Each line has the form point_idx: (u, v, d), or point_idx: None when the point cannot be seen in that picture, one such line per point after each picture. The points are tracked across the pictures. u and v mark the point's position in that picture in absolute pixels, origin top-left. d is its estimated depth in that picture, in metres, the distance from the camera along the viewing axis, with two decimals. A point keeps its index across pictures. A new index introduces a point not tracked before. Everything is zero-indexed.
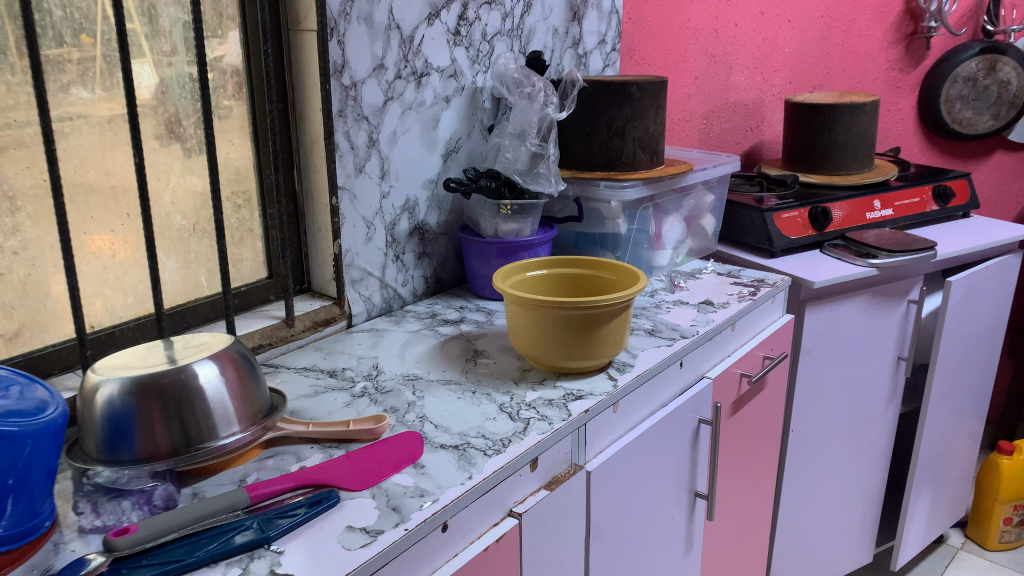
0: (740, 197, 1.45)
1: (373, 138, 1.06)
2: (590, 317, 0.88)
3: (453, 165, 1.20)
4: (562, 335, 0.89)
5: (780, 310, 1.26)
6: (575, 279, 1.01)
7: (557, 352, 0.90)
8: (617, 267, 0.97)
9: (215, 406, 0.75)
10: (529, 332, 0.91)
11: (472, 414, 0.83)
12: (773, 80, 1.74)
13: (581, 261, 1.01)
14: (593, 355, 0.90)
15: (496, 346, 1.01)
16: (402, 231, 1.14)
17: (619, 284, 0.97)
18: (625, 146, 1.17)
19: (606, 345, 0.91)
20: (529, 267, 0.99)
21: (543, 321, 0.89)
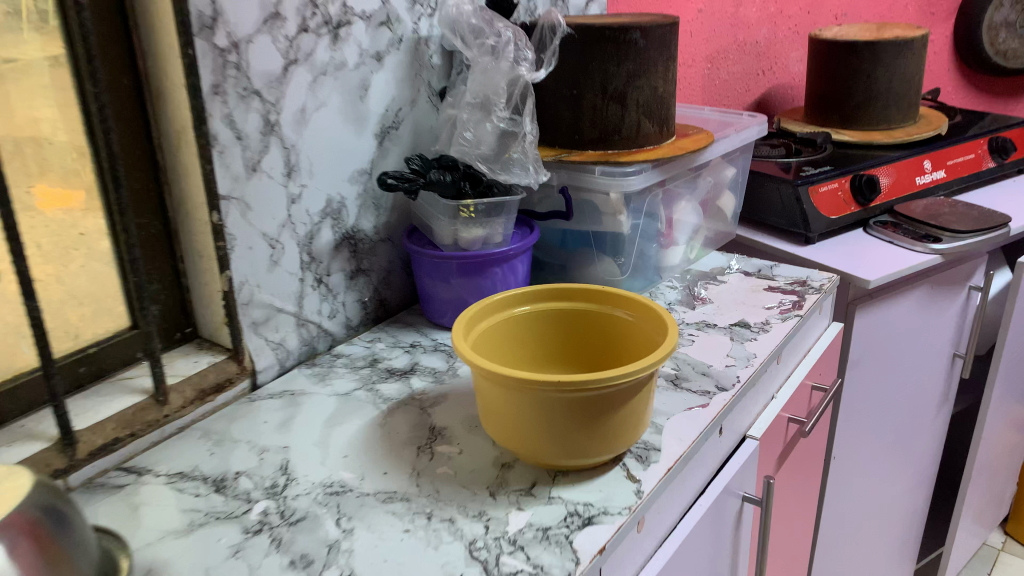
0: (764, 165, 1.15)
1: (271, 122, 0.74)
2: (605, 396, 0.58)
3: (392, 148, 0.88)
4: (562, 422, 0.59)
5: (828, 318, 0.98)
6: (569, 316, 0.72)
7: (554, 447, 0.60)
8: (631, 302, 0.68)
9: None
10: (511, 416, 0.61)
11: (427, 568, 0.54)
12: (789, 11, 1.42)
13: (577, 292, 0.71)
14: (607, 447, 0.61)
15: (461, 418, 0.71)
16: (324, 245, 0.82)
17: (636, 326, 0.68)
18: (626, 114, 0.85)
19: (625, 429, 0.61)
20: (503, 304, 0.69)
21: (532, 403, 0.59)
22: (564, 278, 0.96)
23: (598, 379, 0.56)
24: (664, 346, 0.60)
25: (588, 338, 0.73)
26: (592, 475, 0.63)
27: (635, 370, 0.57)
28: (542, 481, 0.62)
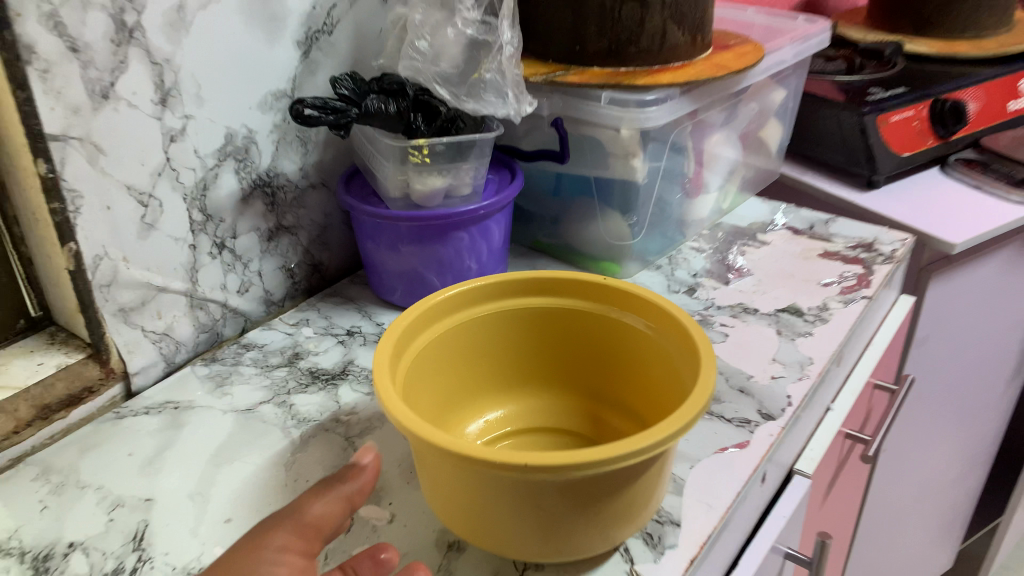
0: (818, 84, 0.90)
1: (126, 24, 0.50)
2: (601, 480, 0.38)
3: (322, 62, 0.64)
4: (530, 513, 0.39)
5: (898, 292, 0.76)
6: (555, 318, 0.55)
7: (518, 540, 0.40)
8: (646, 306, 0.51)
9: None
10: (456, 493, 0.40)
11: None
12: None
13: (568, 285, 0.54)
14: (599, 540, 0.41)
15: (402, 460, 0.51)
16: (224, 198, 0.60)
17: (653, 339, 0.51)
18: (648, 18, 0.61)
19: (628, 517, 0.41)
20: (465, 300, 0.52)
21: (485, 484, 0.38)
22: (557, 236, 0.74)
23: (588, 464, 0.36)
24: (696, 400, 0.40)
25: (580, 344, 0.56)
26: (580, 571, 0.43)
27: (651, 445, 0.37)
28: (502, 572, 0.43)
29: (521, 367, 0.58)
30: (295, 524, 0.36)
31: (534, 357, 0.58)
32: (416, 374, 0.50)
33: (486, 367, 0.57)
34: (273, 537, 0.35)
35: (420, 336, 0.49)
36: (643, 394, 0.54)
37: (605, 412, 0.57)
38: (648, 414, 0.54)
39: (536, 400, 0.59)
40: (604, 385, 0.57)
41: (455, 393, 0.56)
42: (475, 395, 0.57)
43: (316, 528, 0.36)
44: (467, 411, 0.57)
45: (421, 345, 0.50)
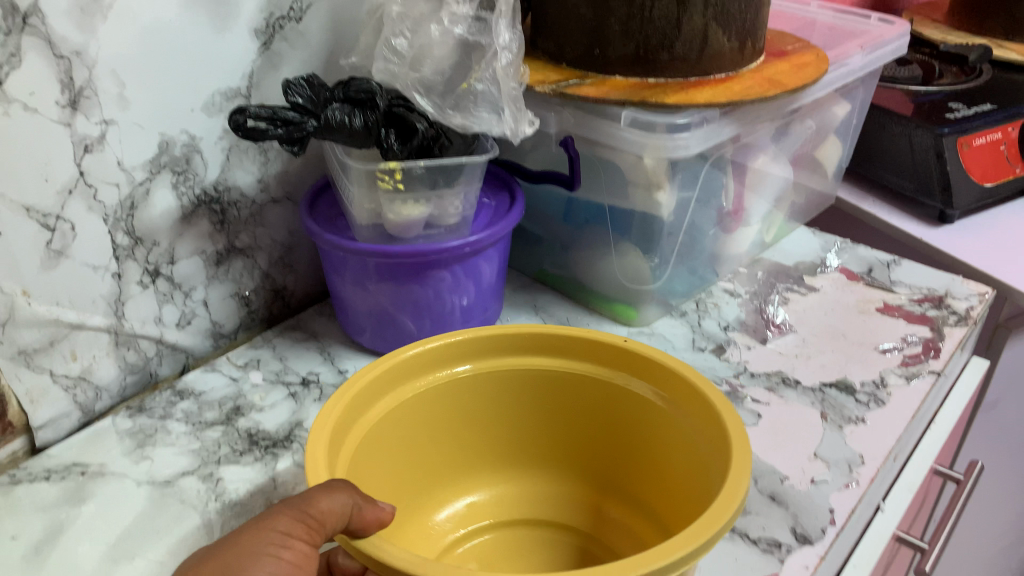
0: (887, 95, 0.77)
1: (20, 8, 0.40)
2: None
3: (287, 54, 0.53)
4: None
5: (970, 355, 0.63)
6: (562, 383, 0.48)
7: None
8: (663, 375, 0.43)
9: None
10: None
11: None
12: None
13: (581, 349, 0.47)
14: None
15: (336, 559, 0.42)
16: (158, 216, 0.50)
17: (671, 414, 0.43)
18: (686, 19, 0.50)
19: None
20: (449, 356, 0.46)
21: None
22: (566, 268, 0.63)
23: None
24: (708, 518, 0.31)
25: (594, 423, 0.49)
26: None
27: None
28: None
29: (525, 437, 0.50)
30: (305, 510, 0.30)
31: (541, 429, 0.50)
32: (383, 434, 0.44)
33: (482, 434, 0.50)
34: (275, 522, 0.30)
35: (388, 395, 0.44)
36: (663, 482, 0.46)
37: (617, 510, 0.49)
38: (664, 508, 0.46)
39: (545, 480, 0.51)
40: (621, 471, 0.49)
41: (441, 460, 0.49)
42: (469, 464, 0.50)
43: (321, 523, 0.30)
44: (457, 482, 0.50)
45: (389, 406, 0.44)
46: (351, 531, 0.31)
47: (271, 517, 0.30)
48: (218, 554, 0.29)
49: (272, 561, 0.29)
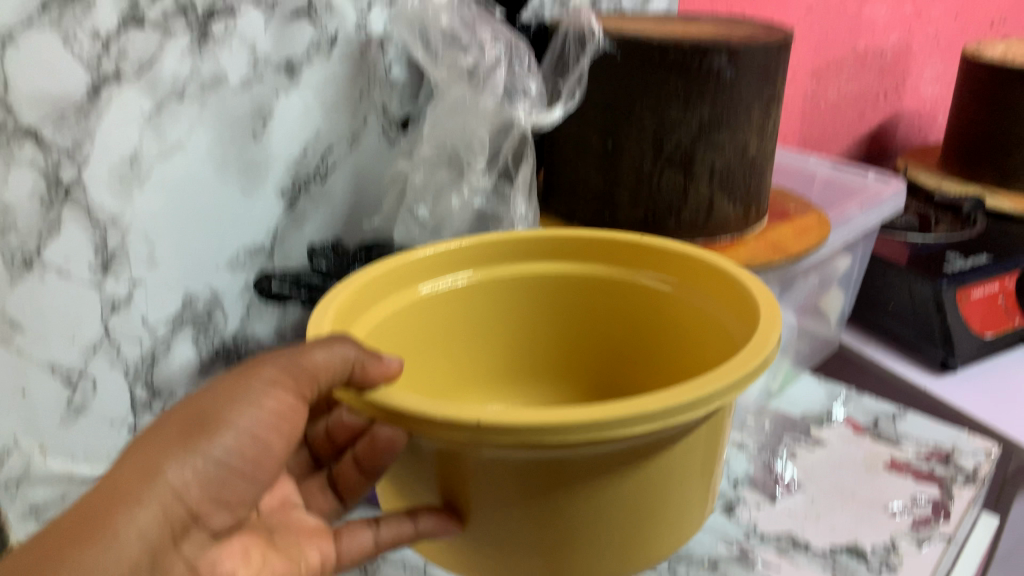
0: (886, 245, 0.79)
1: (62, 180, 0.43)
2: (603, 459, 0.34)
3: (311, 213, 0.55)
4: (510, 492, 0.35)
5: (980, 513, 0.63)
6: (570, 284, 0.50)
7: (488, 552, 0.38)
8: (677, 264, 0.47)
9: (140, 545, 0.30)
10: (403, 495, 0.40)
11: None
12: (931, 13, 1.03)
13: (584, 252, 0.50)
14: (592, 553, 0.38)
15: (325, 478, 0.46)
16: (177, 369, 0.51)
17: (683, 294, 0.47)
18: (692, 189, 0.53)
19: (633, 512, 0.37)
20: (455, 262, 0.48)
21: (453, 465, 0.35)
22: None
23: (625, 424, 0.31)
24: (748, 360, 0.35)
25: (591, 326, 0.52)
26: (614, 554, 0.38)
27: (680, 407, 0.32)
28: (407, 522, 0.38)
29: (526, 350, 0.52)
30: (293, 363, 0.34)
31: (544, 338, 0.52)
32: (394, 337, 0.45)
33: (487, 350, 0.51)
34: (264, 371, 0.35)
35: (394, 297, 0.45)
36: (669, 371, 0.49)
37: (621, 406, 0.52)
38: None
39: (548, 392, 0.53)
40: (620, 369, 0.52)
41: (448, 376, 0.50)
42: (474, 387, 0.51)
43: (314, 372, 0.34)
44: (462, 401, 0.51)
45: (395, 310, 0.45)
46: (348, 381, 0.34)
47: (255, 369, 0.35)
48: (202, 398, 0.34)
49: (254, 409, 0.34)
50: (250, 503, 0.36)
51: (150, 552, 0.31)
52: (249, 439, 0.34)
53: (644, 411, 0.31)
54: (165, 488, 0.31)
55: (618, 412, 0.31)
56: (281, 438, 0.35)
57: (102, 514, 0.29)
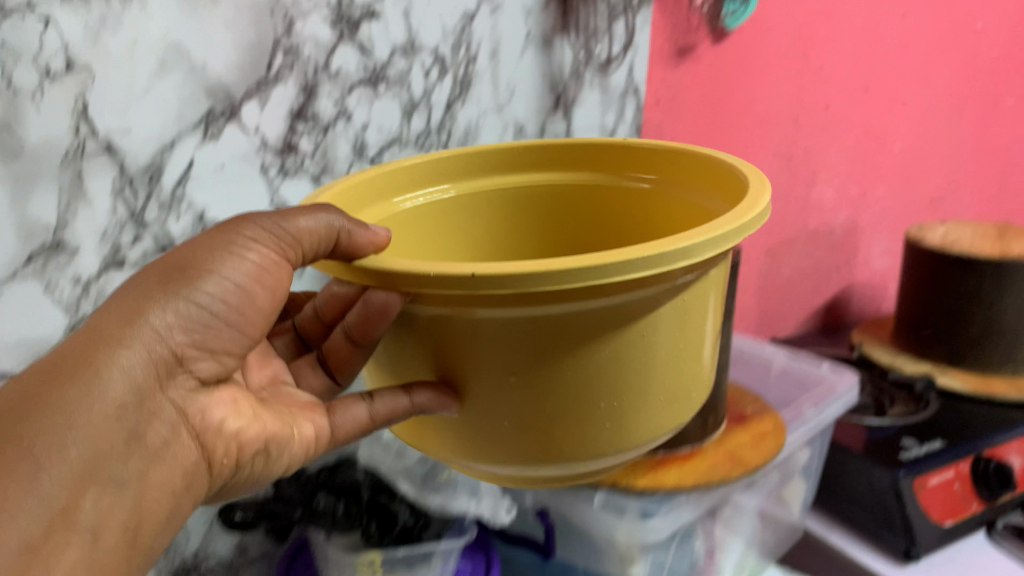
0: (842, 430, 0.82)
1: None
2: (607, 314, 0.32)
3: None
4: (512, 358, 0.33)
5: None
6: (548, 199, 0.52)
7: (478, 441, 0.37)
8: (663, 160, 0.48)
9: (121, 386, 0.33)
10: (395, 373, 0.38)
11: (30, 502, 0.30)
12: (875, 193, 1.09)
13: (576, 154, 0.51)
14: (598, 433, 0.36)
15: (314, 357, 0.46)
16: None
17: (670, 195, 0.48)
18: None
19: (637, 383, 0.36)
20: (444, 174, 0.49)
21: (450, 340, 0.34)
22: None
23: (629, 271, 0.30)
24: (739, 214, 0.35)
25: (588, 232, 0.53)
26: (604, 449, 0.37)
27: (685, 249, 0.31)
28: (402, 397, 0.35)
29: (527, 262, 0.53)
30: (274, 233, 0.36)
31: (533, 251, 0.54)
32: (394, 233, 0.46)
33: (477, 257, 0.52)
34: (246, 229, 0.37)
35: (388, 202, 0.46)
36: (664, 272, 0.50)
37: None
38: None
39: None
40: None
41: None
42: None
43: (298, 238, 0.35)
44: None
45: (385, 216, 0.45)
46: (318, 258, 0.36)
47: (238, 230, 0.36)
48: (186, 251, 0.36)
49: (239, 259, 0.36)
50: (238, 356, 0.38)
51: (133, 394, 0.34)
52: (234, 291, 0.36)
53: (643, 256, 0.30)
54: (146, 332, 0.34)
55: (623, 256, 0.30)
56: (262, 298, 0.37)
57: (82, 357, 0.32)
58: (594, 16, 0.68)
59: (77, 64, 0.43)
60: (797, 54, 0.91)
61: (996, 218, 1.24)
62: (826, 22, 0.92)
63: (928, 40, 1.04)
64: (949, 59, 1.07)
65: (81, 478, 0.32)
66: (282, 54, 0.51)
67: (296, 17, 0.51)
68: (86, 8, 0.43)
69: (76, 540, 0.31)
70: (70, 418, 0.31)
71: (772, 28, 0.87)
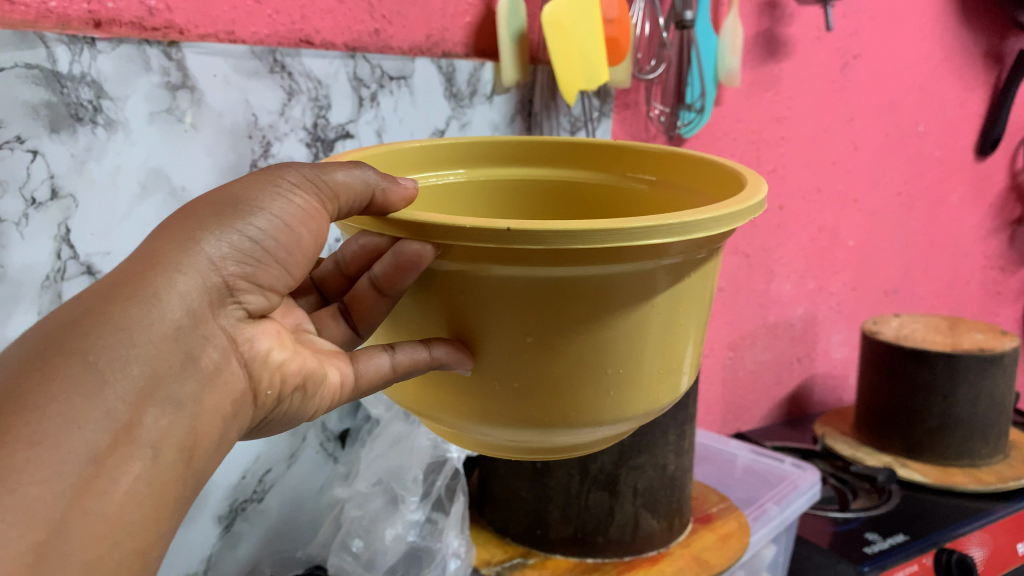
0: (807, 524, 0.84)
1: None
2: (622, 282, 0.31)
3: (246, 531, 0.60)
4: (526, 319, 0.32)
5: None
6: (555, 194, 0.48)
7: (473, 412, 0.36)
8: (661, 160, 0.45)
9: (180, 309, 0.30)
10: (413, 328, 0.35)
11: (94, 413, 0.28)
12: (831, 287, 1.13)
13: (576, 152, 0.47)
14: (602, 405, 0.35)
15: (336, 306, 0.42)
16: None
17: (671, 198, 0.44)
18: (618, 508, 0.56)
19: (637, 366, 0.35)
20: (446, 158, 0.45)
21: (460, 295, 0.32)
22: None
23: (648, 239, 0.29)
24: (749, 196, 0.34)
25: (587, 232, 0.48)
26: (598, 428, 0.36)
27: (706, 221, 0.30)
28: (421, 350, 0.33)
29: None
30: (315, 178, 0.33)
31: None
32: None
33: None
34: (288, 172, 0.33)
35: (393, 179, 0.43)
36: None
37: None
38: None
39: None
40: None
41: None
42: None
43: (335, 193, 0.33)
44: None
45: None
46: (366, 206, 0.33)
47: (281, 171, 0.33)
48: (229, 190, 0.33)
49: (281, 200, 0.33)
50: (282, 291, 0.35)
51: (190, 317, 0.31)
52: (280, 228, 0.33)
53: (670, 222, 0.29)
54: (200, 260, 0.31)
55: (647, 222, 0.29)
56: (305, 249, 0.34)
57: (139, 276, 0.30)
58: (557, 129, 0.72)
59: (63, 192, 0.46)
60: (750, 158, 0.96)
61: (946, 310, 1.28)
62: (776, 129, 0.98)
63: (875, 144, 1.09)
64: (897, 159, 1.13)
65: (143, 394, 0.29)
66: None
67: (273, 141, 0.55)
68: (73, 139, 0.46)
69: (138, 457, 0.29)
70: (130, 337, 0.29)
71: (725, 135, 0.92)
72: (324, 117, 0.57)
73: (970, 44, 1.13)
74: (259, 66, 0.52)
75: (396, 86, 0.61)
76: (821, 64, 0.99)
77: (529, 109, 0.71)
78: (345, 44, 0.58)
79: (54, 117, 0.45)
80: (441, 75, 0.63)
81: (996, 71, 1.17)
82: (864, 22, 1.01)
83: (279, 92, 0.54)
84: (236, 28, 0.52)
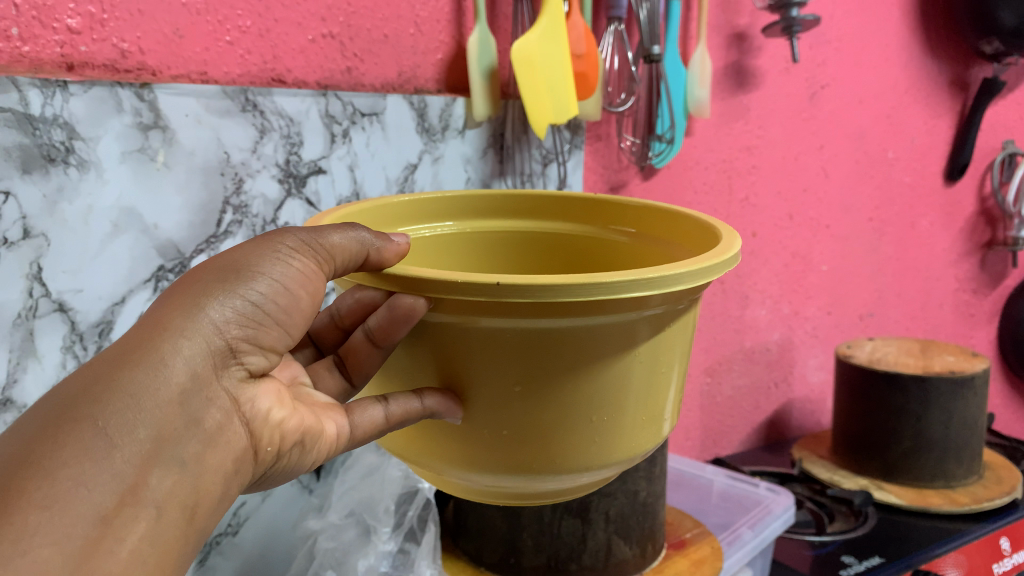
0: (786, 550, 0.84)
1: None
2: (605, 333, 0.33)
3: (221, 565, 0.60)
4: (514, 369, 0.33)
5: None
6: (540, 244, 0.50)
7: (463, 459, 0.36)
8: (641, 214, 0.47)
9: (184, 372, 0.31)
10: (403, 378, 0.36)
11: (102, 477, 0.28)
12: (806, 311, 1.14)
13: (558, 205, 0.50)
14: (587, 451, 0.36)
15: (331, 359, 0.43)
16: None
17: (647, 249, 0.46)
18: (590, 534, 0.57)
19: (621, 414, 0.36)
20: (437, 212, 0.48)
21: (449, 345, 0.33)
22: None
23: (630, 291, 0.30)
24: (723, 250, 0.36)
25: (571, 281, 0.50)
26: (583, 474, 0.37)
27: (684, 275, 0.32)
28: (413, 400, 0.34)
29: None
30: (311, 242, 0.34)
31: None
32: None
33: None
34: (287, 237, 0.35)
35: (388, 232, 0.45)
36: None
37: None
38: None
39: None
40: None
41: None
42: None
43: (331, 255, 0.35)
44: None
45: None
46: (361, 265, 0.35)
47: (279, 237, 0.35)
48: (230, 256, 0.35)
49: (281, 265, 0.34)
50: (281, 351, 0.36)
51: (194, 381, 0.31)
52: (281, 291, 0.34)
53: (651, 275, 0.31)
54: (205, 326, 0.32)
55: (629, 276, 0.30)
56: (303, 310, 0.36)
57: (147, 342, 0.31)
58: (528, 161, 0.74)
59: (34, 232, 0.47)
60: (722, 186, 0.98)
61: (921, 332, 1.30)
62: (747, 158, 1.00)
63: (845, 171, 1.12)
64: (867, 185, 1.15)
65: (148, 458, 0.30)
66: (231, 211, 0.55)
67: (246, 176, 0.56)
68: (45, 179, 0.47)
69: (143, 517, 0.29)
70: (138, 402, 0.30)
71: (696, 165, 0.94)
72: (297, 153, 0.58)
73: (934, 73, 1.16)
74: (231, 105, 0.54)
75: (368, 122, 0.62)
76: (790, 94, 1.02)
77: (500, 143, 0.72)
78: (317, 82, 0.59)
79: (27, 158, 0.46)
80: (413, 110, 0.64)
81: (961, 98, 1.20)
82: (830, 53, 1.04)
83: (251, 130, 0.55)
84: (208, 68, 0.53)
